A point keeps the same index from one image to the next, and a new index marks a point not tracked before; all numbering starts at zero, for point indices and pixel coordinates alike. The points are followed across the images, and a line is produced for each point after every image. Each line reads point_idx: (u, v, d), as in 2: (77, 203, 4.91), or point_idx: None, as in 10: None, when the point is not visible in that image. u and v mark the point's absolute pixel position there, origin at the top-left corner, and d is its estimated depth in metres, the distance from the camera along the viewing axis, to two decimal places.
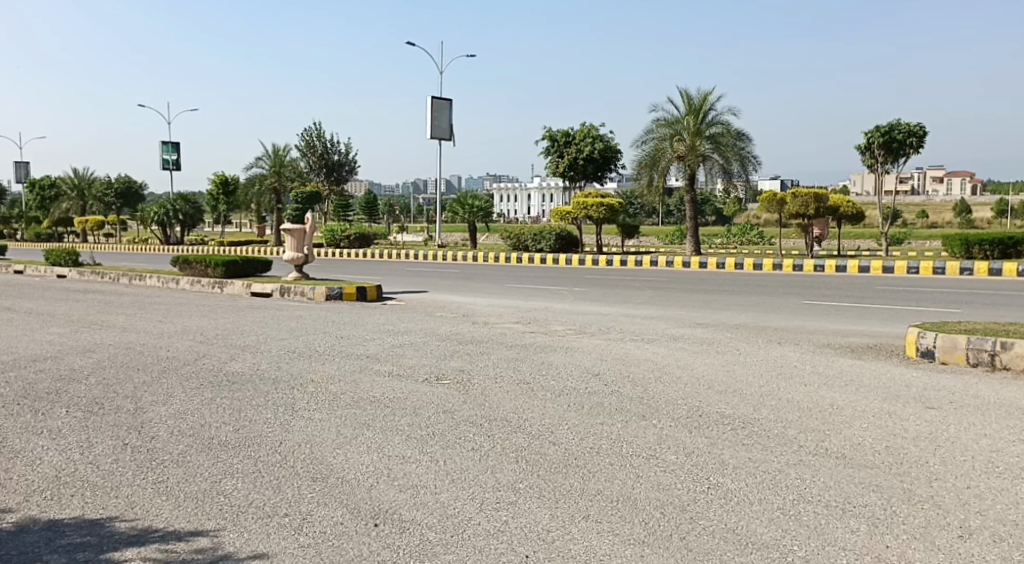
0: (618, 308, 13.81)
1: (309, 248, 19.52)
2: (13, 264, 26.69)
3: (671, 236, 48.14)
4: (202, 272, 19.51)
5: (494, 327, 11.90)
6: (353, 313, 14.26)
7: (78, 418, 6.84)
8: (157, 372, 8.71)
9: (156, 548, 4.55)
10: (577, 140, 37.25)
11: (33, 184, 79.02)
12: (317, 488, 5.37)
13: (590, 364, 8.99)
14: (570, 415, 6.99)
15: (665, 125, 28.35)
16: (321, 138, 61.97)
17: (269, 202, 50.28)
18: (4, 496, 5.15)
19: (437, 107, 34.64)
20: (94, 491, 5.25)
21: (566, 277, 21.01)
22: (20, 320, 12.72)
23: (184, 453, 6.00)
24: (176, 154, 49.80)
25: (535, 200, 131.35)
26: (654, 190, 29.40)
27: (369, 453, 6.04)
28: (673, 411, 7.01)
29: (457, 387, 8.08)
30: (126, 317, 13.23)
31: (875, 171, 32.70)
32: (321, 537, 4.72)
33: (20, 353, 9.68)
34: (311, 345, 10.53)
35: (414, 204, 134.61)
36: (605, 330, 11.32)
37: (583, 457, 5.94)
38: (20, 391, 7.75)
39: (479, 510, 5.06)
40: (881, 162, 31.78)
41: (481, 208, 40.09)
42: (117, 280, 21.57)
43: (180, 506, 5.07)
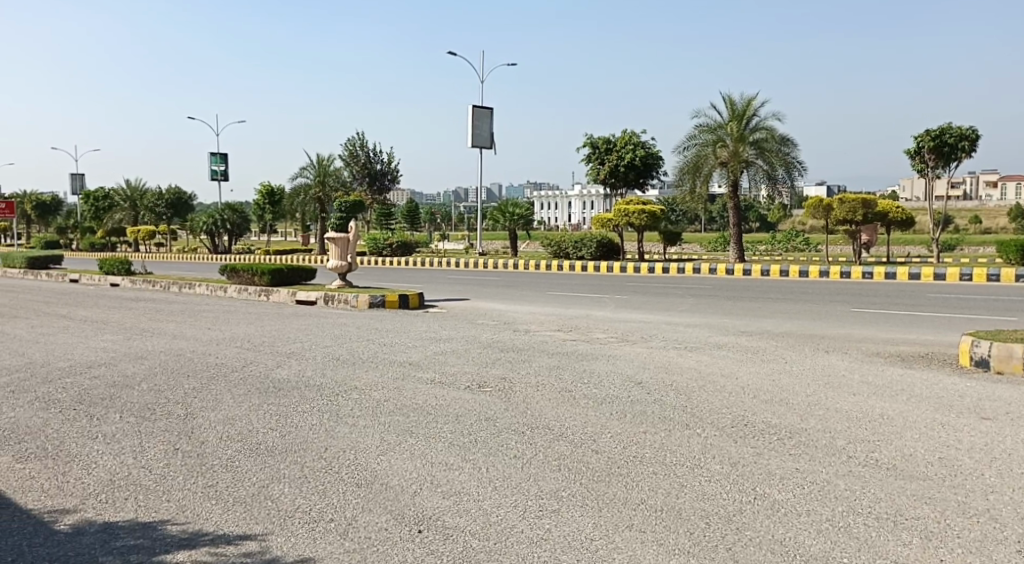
0: (661, 316, 13.73)
1: (353, 257, 19.72)
2: (68, 273, 27.41)
3: (714, 244, 47.69)
4: (249, 280, 19.83)
5: (535, 335, 11.90)
6: (395, 320, 14.36)
7: (131, 423, 6.99)
8: (206, 378, 8.87)
9: (207, 552, 4.63)
10: (619, 147, 37.12)
11: (88, 196, 81.14)
12: (362, 494, 5.42)
13: (633, 372, 8.95)
14: (613, 423, 6.96)
15: (707, 131, 28.11)
16: (364, 148, 62.70)
17: (313, 211, 50.92)
18: (62, 498, 5.29)
19: (479, 116, 34.81)
20: (147, 495, 5.36)
21: (608, 285, 20.93)
22: (75, 328, 13.05)
23: (233, 458, 6.10)
24: (224, 165, 50.72)
25: (577, 208, 131.16)
26: (696, 197, 29.20)
27: (413, 460, 6.07)
28: (718, 420, 6.94)
29: (499, 395, 8.09)
30: (176, 325, 13.49)
31: (925, 176, 32.10)
32: (366, 542, 4.76)
33: (76, 360, 9.93)
34: (355, 353, 10.64)
35: (455, 212, 135.31)
36: (647, 338, 11.25)
37: (627, 466, 5.91)
38: (76, 396, 7.95)
39: (522, 518, 5.07)
40: (932, 166, 31.20)
41: (522, 216, 40.13)
42: (167, 288, 22.02)
43: (230, 510, 5.16)
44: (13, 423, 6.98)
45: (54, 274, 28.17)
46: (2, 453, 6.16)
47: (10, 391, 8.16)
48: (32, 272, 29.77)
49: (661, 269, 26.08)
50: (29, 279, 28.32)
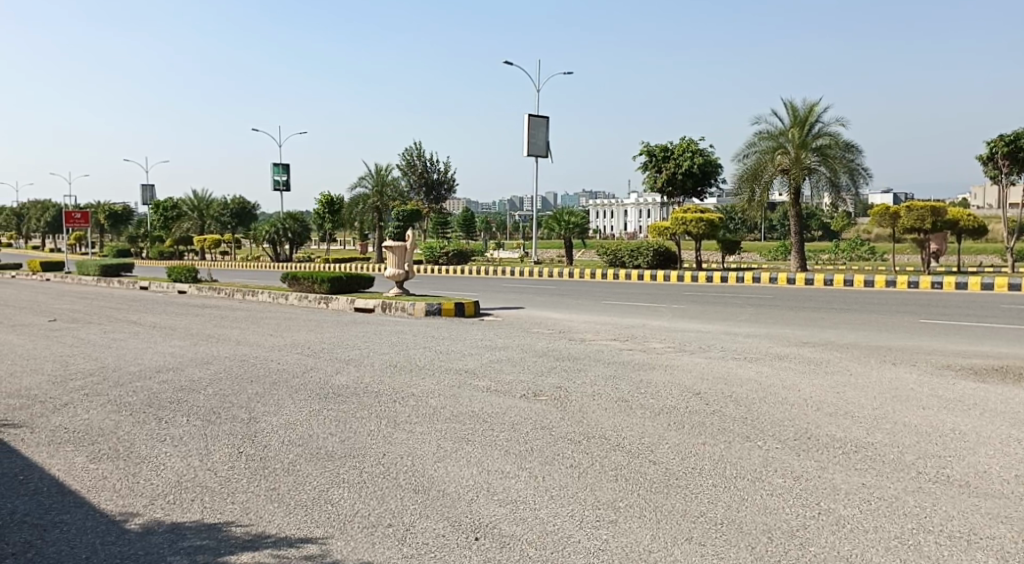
0: (720, 326, 13.53)
1: (410, 265, 19.89)
2: (138, 280, 28.25)
3: (774, 253, 46.91)
4: (309, 288, 20.16)
5: (592, 344, 11.83)
6: (451, 328, 14.44)
7: (197, 426, 7.16)
8: (269, 384, 9.04)
9: (269, 554, 4.70)
10: (676, 155, 36.78)
11: (158, 206, 83.64)
12: (419, 500, 5.45)
13: (690, 383, 8.84)
14: (671, 434, 6.90)
15: (768, 138, 27.71)
16: (421, 157, 63.32)
17: (371, 220, 51.58)
18: (131, 498, 5.44)
19: (535, 124, 34.88)
20: (212, 496, 5.48)
21: (664, 294, 20.73)
22: (144, 334, 13.42)
23: (294, 462, 6.21)
24: (286, 175, 51.71)
25: (632, 216, 130.37)
26: (756, 205, 28.79)
27: (469, 467, 6.10)
28: (780, 433, 6.81)
29: (555, 403, 8.06)
30: (239, 331, 13.78)
31: (999, 182, 31.13)
32: (424, 548, 4.78)
33: (145, 364, 10.23)
34: (412, 360, 10.73)
35: (511, 222, 135.68)
36: (705, 348, 11.11)
37: (685, 477, 5.84)
38: (145, 400, 8.18)
39: (579, 527, 5.04)
40: (1006, 173, 30.32)
41: (578, 224, 39.99)
42: (231, 295, 22.52)
43: (291, 514, 5.23)
44: (86, 424, 7.21)
45: (125, 281, 29.09)
46: (76, 453, 6.36)
47: (84, 394, 8.44)
48: (104, 279, 30.76)
49: (719, 277, 25.76)
50: (100, 286, 29.26)
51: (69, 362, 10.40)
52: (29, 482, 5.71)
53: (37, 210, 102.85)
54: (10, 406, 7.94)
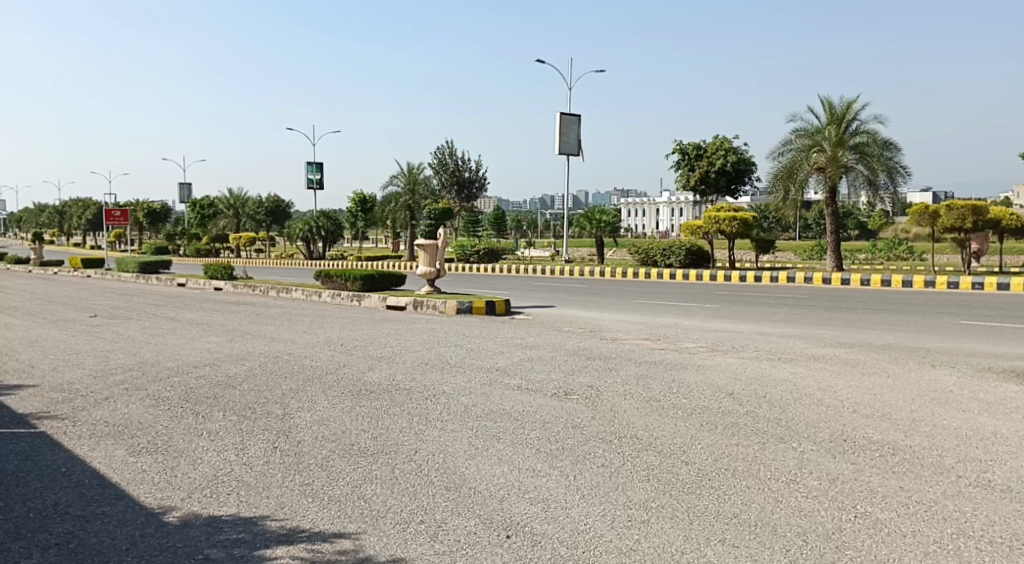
0: (753, 326, 13.43)
1: (442, 263, 19.94)
2: (175, 277, 28.68)
3: (809, 253, 46.34)
4: (342, 286, 20.31)
5: (623, 343, 11.79)
6: (483, 326, 14.46)
7: (233, 421, 7.25)
8: (303, 380, 9.12)
9: (303, 548, 4.74)
10: (709, 153, 36.54)
11: (195, 205, 84.81)
12: (451, 497, 5.47)
13: (724, 383, 8.76)
14: (704, 434, 6.84)
15: (804, 136, 27.38)
16: (453, 156, 63.46)
17: (403, 219, 51.85)
18: (169, 491, 5.52)
19: (566, 123, 34.80)
20: (247, 491, 5.55)
21: (697, 294, 20.58)
22: (181, 330, 13.62)
23: (328, 458, 6.25)
24: (320, 174, 52.12)
25: (665, 215, 129.60)
26: (792, 204, 28.52)
27: (501, 465, 6.10)
28: (815, 434, 6.74)
29: (586, 402, 8.06)
30: (273, 328, 13.92)
31: None
32: (456, 545, 4.80)
33: (183, 360, 10.38)
34: (443, 358, 10.77)
35: (542, 221, 135.60)
36: (738, 348, 11.01)
37: (718, 478, 5.79)
38: (182, 394, 8.30)
39: (611, 527, 5.03)
40: None
41: (609, 223, 39.81)
42: (265, 293, 22.75)
43: (325, 508, 5.28)
44: (126, 418, 7.33)
45: (163, 278, 29.54)
46: (117, 446, 6.48)
47: (124, 388, 8.59)
48: (142, 276, 31.26)
49: (752, 277, 25.54)
50: (139, 282, 29.75)
51: (110, 357, 10.59)
52: (71, 474, 5.82)
53: (78, 209, 104.88)
54: (53, 399, 8.11)
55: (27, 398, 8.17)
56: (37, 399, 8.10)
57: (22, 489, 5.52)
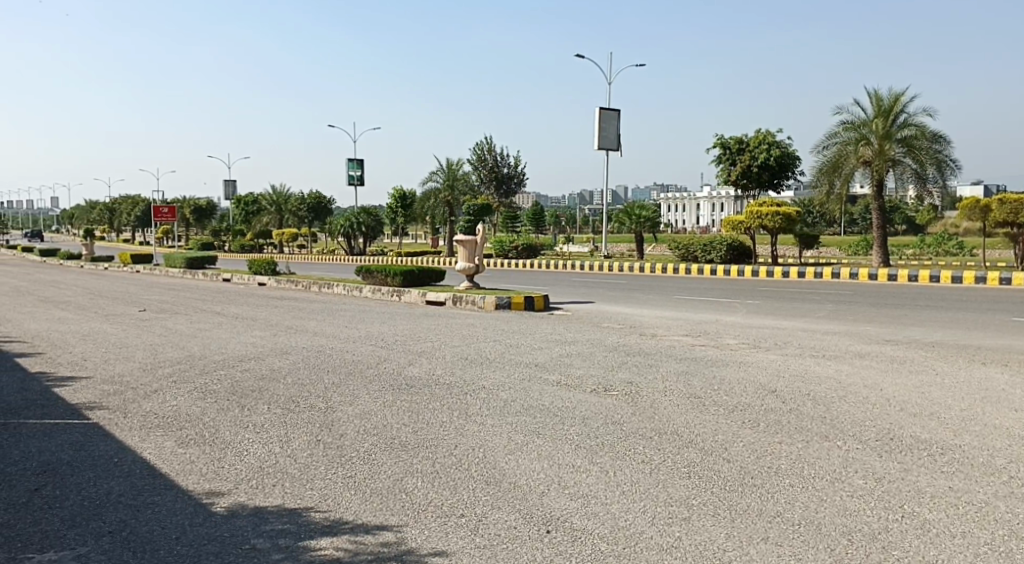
0: (796, 323, 13.27)
1: (480, 259, 19.97)
2: (220, 273, 29.13)
3: (855, 248, 45.60)
4: (383, 281, 20.46)
5: (663, 340, 11.72)
6: (522, 322, 14.46)
7: (277, 414, 7.36)
8: (344, 374, 9.22)
9: (347, 540, 4.80)
10: (752, 147, 36.14)
11: (239, 201, 86.03)
12: (491, 492, 5.50)
13: (766, 381, 8.66)
14: (746, 432, 6.78)
15: (851, 128, 26.91)
16: (492, 152, 63.53)
17: (442, 215, 52.06)
18: (217, 482, 5.63)
19: (606, 117, 34.65)
20: (292, 482, 5.63)
21: (739, 290, 20.34)
22: (227, 324, 13.84)
23: (369, 451, 6.32)
24: (361, 170, 52.53)
25: (705, 210, 128.33)
26: (836, 198, 28.11)
27: (540, 460, 6.11)
28: (861, 433, 6.65)
29: (626, 398, 8.03)
30: (316, 323, 14.09)
31: None
32: (496, 539, 4.81)
33: (229, 353, 10.56)
34: (482, 353, 10.79)
35: (581, 217, 135.14)
36: (781, 345, 10.87)
37: (761, 476, 5.73)
38: (228, 387, 8.44)
39: (651, 524, 5.01)
40: None
41: (649, 218, 39.53)
42: (308, 288, 23.01)
43: (368, 501, 5.34)
44: (174, 410, 7.47)
45: (208, 274, 30.03)
46: (166, 437, 6.61)
47: (172, 381, 8.75)
48: (189, 271, 31.82)
49: (796, 273, 25.21)
50: (186, 278, 30.30)
51: (159, 351, 10.80)
52: (123, 464, 5.96)
53: (127, 206, 107.09)
54: (105, 391, 8.30)
55: (80, 390, 8.37)
56: (90, 391, 8.29)
57: (77, 478, 5.66)
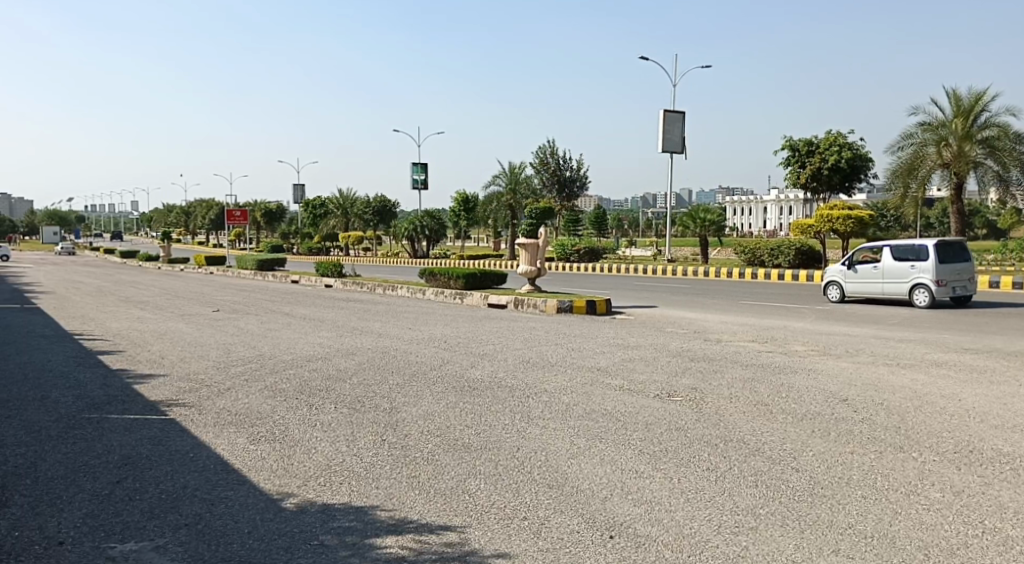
0: (868, 329, 12.90)
1: (543, 263, 19.94)
2: (289, 274, 29.78)
3: (932, 252, 44.06)
4: (446, 284, 20.62)
5: (729, 345, 11.55)
6: (585, 326, 14.39)
7: (344, 413, 7.46)
8: (408, 376, 9.29)
9: (411, 538, 4.83)
10: (822, 149, 35.31)
11: (308, 204, 87.73)
12: (554, 495, 5.47)
13: (837, 389, 8.44)
14: (815, 441, 6.62)
15: (929, 129, 26.09)
16: (555, 155, 63.22)
17: (504, 218, 52.18)
18: (286, 478, 5.72)
19: (669, 120, 34.29)
20: (358, 480, 5.70)
21: (807, 296, 19.87)
22: (295, 324, 14.12)
23: (433, 452, 6.35)
24: (425, 174, 52.97)
25: (772, 213, 125.72)
26: (912, 201, 27.32)
27: (603, 465, 6.06)
28: (938, 444, 6.42)
29: (690, 404, 7.92)
30: (381, 324, 14.28)
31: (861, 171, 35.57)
32: (559, 543, 4.79)
33: (297, 353, 10.79)
34: (544, 356, 10.80)
35: (644, 221, 133.85)
36: (852, 353, 10.59)
37: (832, 487, 5.59)
38: (297, 386, 8.61)
39: (717, 533, 4.92)
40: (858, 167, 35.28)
41: (713, 221, 38.88)
42: (373, 290, 23.33)
43: (431, 501, 5.37)
44: (246, 408, 7.65)
45: (278, 275, 30.70)
46: (238, 434, 6.77)
47: (244, 379, 8.97)
48: (259, 274, 32.58)
49: None
50: (256, 279, 30.96)
51: (231, 350, 11.08)
52: (198, 459, 6.11)
53: (201, 209, 110.29)
54: (181, 388, 8.54)
55: (159, 386, 8.63)
56: (167, 388, 8.55)
57: (155, 472, 5.83)
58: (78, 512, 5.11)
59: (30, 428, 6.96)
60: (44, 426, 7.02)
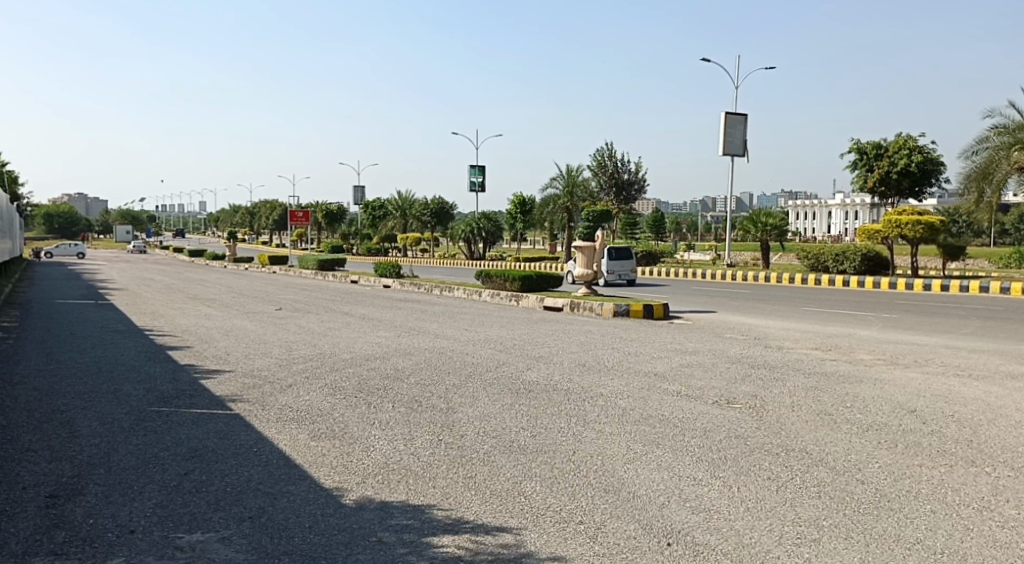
0: (938, 338, 12.53)
1: (600, 265, 19.78)
2: (349, 274, 30.19)
3: (1006, 259, 42.56)
4: (502, 286, 20.67)
5: (791, 352, 11.31)
6: (642, 330, 14.26)
7: (401, 412, 7.50)
8: (464, 376, 9.31)
9: (468, 539, 4.82)
10: (891, 152, 34.43)
11: (368, 205, 89.13)
12: (610, 500, 5.40)
13: (904, 399, 8.20)
14: (882, 452, 6.42)
15: (1004, 132, 25.24)
16: (613, 158, 62.92)
17: (561, 221, 52.07)
18: (345, 475, 5.77)
19: (731, 122, 33.82)
20: (415, 479, 5.72)
21: (874, 303, 19.33)
22: (355, 324, 14.28)
23: (489, 453, 6.35)
24: (482, 177, 53.20)
25: (837, 217, 122.93)
26: (986, 205, 26.50)
27: (661, 471, 5.97)
28: (1013, 460, 6.17)
29: (750, 412, 7.77)
30: (438, 325, 14.34)
31: (934, 173, 34.51)
32: (615, 548, 4.73)
33: (355, 352, 10.90)
34: (601, 360, 10.71)
35: (704, 225, 132.31)
36: (921, 362, 10.27)
37: (899, 500, 5.42)
38: (356, 385, 8.69)
39: (778, 544, 4.80)
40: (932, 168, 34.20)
41: (775, 226, 38.09)
42: (430, 290, 23.49)
43: (487, 502, 5.36)
44: (307, 405, 7.73)
45: (339, 274, 31.13)
46: (299, 430, 6.85)
47: (306, 377, 9.08)
48: (320, 273, 33.10)
49: (939, 285, 23.82)
50: (318, 278, 31.48)
51: (293, 347, 11.23)
52: (261, 454, 6.21)
53: (267, 210, 112.84)
54: (245, 384, 8.69)
55: (224, 381, 8.80)
56: (232, 383, 8.70)
57: (221, 465, 5.93)
58: (148, 503, 5.21)
59: (103, 419, 7.14)
60: (116, 417, 7.22)
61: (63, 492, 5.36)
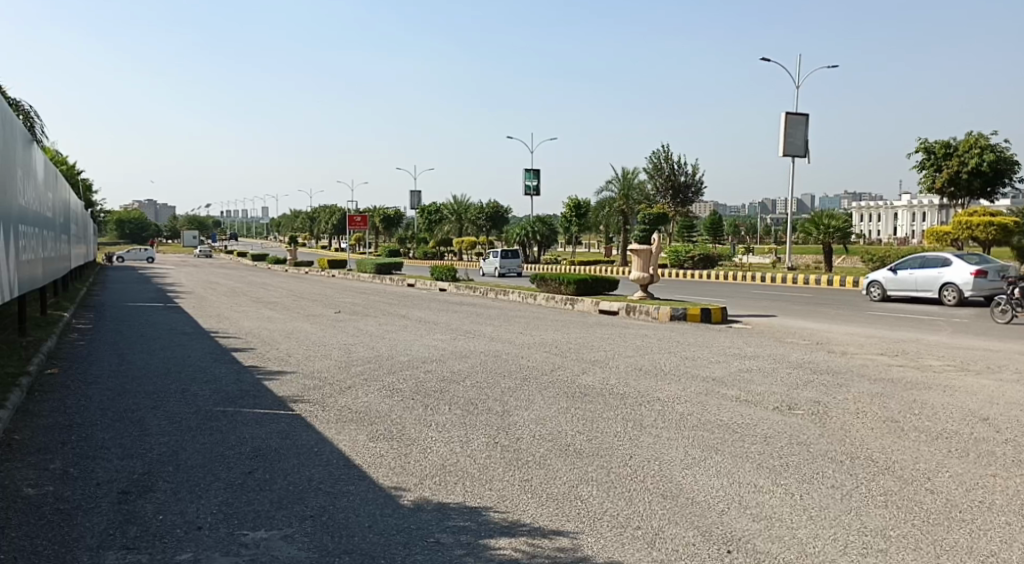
0: (1013, 344, 12.07)
1: (656, 269, 19.56)
2: (406, 278, 30.41)
3: None
4: (557, 289, 20.63)
5: (856, 358, 11.01)
6: (700, 335, 14.06)
7: (457, 414, 7.52)
8: (520, 380, 9.28)
9: (524, 542, 4.78)
10: (960, 152, 33.38)
11: (424, 210, 89.75)
12: (668, 506, 5.32)
13: (977, 407, 7.90)
14: (952, 461, 6.20)
15: None
16: (670, 160, 62.32)
17: (617, 224, 51.69)
18: (402, 476, 5.79)
19: (792, 123, 33.21)
20: (472, 481, 5.71)
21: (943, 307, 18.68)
22: (412, 327, 14.37)
23: (545, 456, 6.31)
24: (537, 181, 53.20)
25: (903, 219, 119.70)
26: None
27: (720, 478, 5.86)
28: None
29: (813, 418, 7.58)
30: (493, 328, 14.36)
31: (1008, 174, 33.32)
32: (673, 555, 4.64)
33: (412, 355, 10.97)
34: (657, 364, 10.60)
35: (763, 228, 130.11)
36: (994, 369, 9.91)
37: (971, 511, 5.22)
38: (412, 387, 8.75)
39: (843, 553, 4.66)
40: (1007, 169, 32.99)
41: (838, 228, 37.21)
42: (485, 294, 23.53)
43: (544, 505, 5.32)
44: (365, 406, 7.80)
45: (396, 278, 31.42)
46: (359, 430, 6.92)
47: (364, 379, 9.17)
48: (378, 277, 33.49)
49: None
50: (376, 282, 31.82)
51: (351, 350, 11.36)
52: (322, 454, 6.27)
53: (327, 214, 114.44)
54: (306, 385, 8.81)
55: (286, 383, 8.94)
56: (293, 385, 8.83)
57: (283, 464, 6.01)
58: (214, 500, 5.30)
59: (172, 419, 7.30)
60: (184, 417, 7.37)
61: (134, 488, 5.48)
